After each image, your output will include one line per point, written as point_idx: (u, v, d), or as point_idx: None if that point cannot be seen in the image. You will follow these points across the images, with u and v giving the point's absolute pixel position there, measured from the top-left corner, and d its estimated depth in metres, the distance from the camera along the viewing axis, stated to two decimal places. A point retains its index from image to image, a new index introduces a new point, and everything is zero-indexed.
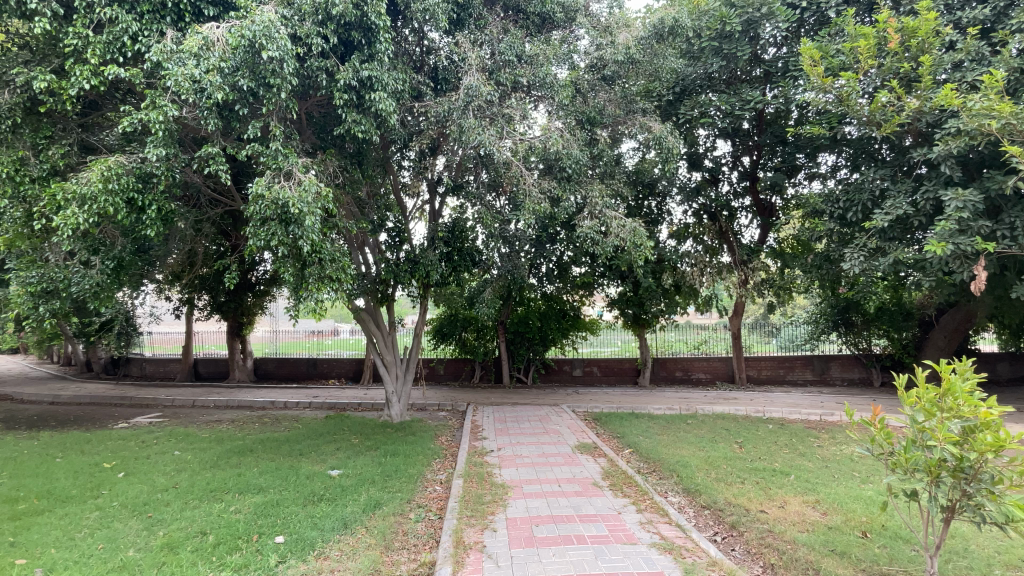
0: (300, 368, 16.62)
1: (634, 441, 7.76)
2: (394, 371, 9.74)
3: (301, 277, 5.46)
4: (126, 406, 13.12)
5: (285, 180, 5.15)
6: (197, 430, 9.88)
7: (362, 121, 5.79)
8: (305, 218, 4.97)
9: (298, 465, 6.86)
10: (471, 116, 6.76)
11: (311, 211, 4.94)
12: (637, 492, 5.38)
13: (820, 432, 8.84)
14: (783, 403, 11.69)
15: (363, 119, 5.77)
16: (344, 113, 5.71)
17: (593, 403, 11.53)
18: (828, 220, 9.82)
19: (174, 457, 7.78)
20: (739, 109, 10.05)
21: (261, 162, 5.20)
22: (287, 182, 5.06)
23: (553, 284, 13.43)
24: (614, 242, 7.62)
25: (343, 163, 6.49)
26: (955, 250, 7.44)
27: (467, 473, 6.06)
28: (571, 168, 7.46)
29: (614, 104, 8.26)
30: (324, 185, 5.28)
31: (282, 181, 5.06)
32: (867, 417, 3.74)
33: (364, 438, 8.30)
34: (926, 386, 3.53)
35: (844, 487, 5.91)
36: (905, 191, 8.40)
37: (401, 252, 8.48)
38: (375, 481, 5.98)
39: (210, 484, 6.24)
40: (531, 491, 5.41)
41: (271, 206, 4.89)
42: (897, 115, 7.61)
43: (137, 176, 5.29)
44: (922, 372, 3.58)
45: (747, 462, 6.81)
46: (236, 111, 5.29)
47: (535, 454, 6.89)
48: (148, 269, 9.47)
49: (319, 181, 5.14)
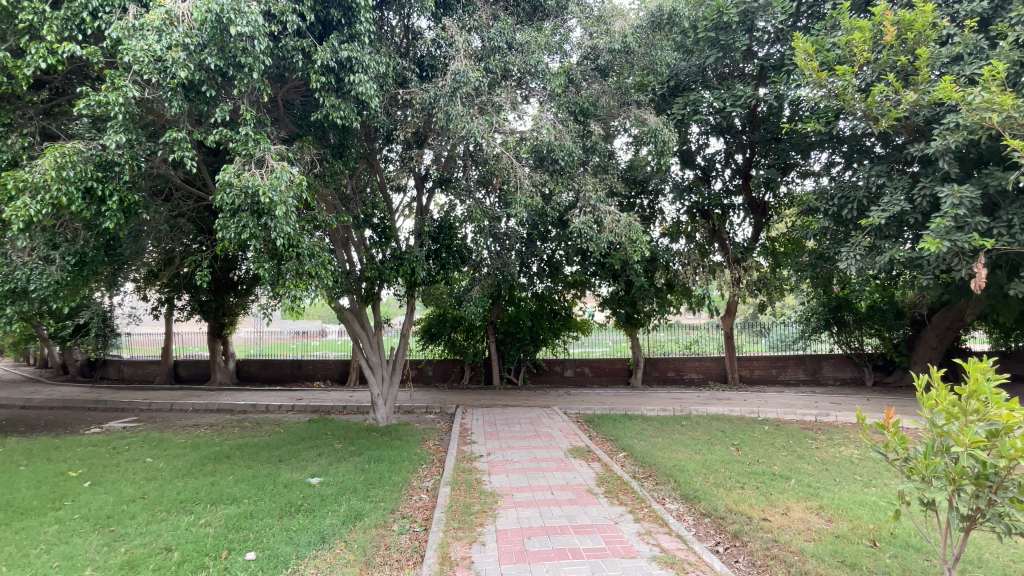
0: (285, 369, 16.22)
1: (629, 444, 7.49)
2: (379, 373, 9.35)
3: (278, 274, 5.13)
4: (101, 410, 12.65)
5: (256, 168, 4.79)
6: (173, 435, 9.47)
7: (341, 106, 5.46)
8: (277, 208, 4.61)
9: (276, 473, 6.52)
10: (458, 103, 6.44)
11: (282, 200, 4.58)
12: (635, 499, 5.10)
13: (816, 433, 8.64)
14: (778, 403, 11.50)
15: (342, 104, 5.44)
16: (321, 98, 5.39)
17: (586, 404, 11.26)
18: (822, 216, 9.63)
19: (147, 464, 7.41)
20: (732, 105, 9.90)
21: (230, 147, 4.85)
22: (258, 170, 4.70)
23: (544, 283, 13.06)
24: (609, 238, 7.37)
25: (323, 152, 6.14)
26: (952, 247, 7.26)
27: (455, 480, 5.75)
28: (563, 161, 7.19)
29: (608, 95, 8.00)
30: (297, 173, 4.91)
31: (253, 169, 4.70)
32: (882, 419, 3.48)
33: (347, 443, 7.95)
34: (945, 386, 3.31)
35: (847, 491, 5.68)
36: (901, 187, 8.19)
37: (386, 250, 8.10)
38: (356, 490, 5.64)
39: (182, 494, 5.89)
40: (522, 499, 5.11)
41: (239, 195, 4.52)
42: (894, 109, 7.36)
43: (95, 164, 4.97)
44: (942, 372, 3.33)
45: (746, 466, 6.56)
46: (204, 93, 4.92)
47: (526, 459, 6.57)
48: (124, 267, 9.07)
49: (293, 168, 4.77)
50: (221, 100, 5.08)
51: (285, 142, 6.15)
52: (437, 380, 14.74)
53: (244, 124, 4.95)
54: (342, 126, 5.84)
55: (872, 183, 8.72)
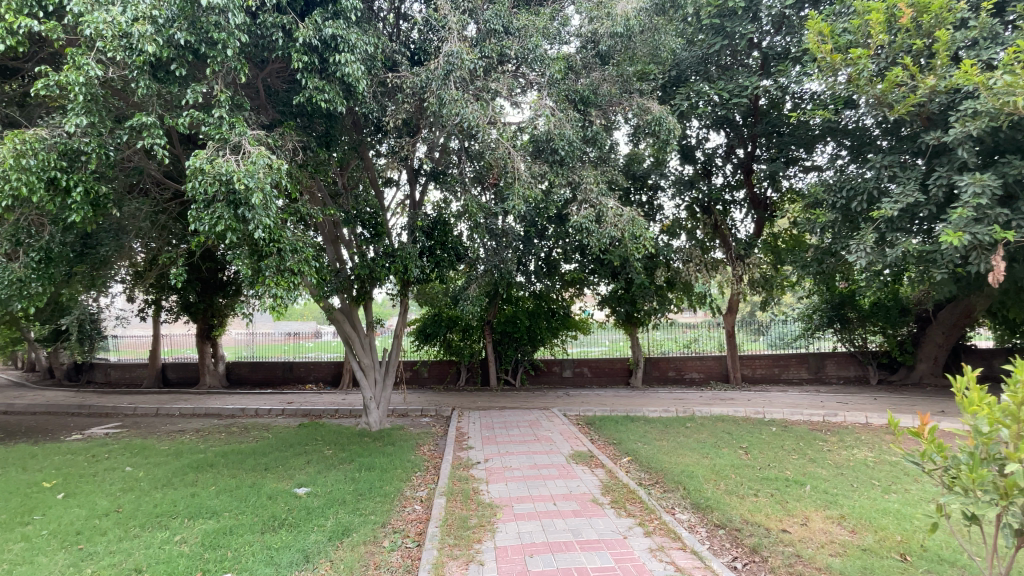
0: (277, 372, 15.75)
1: (633, 448, 7.14)
2: (372, 376, 8.97)
3: (258, 271, 4.75)
4: (85, 415, 12.21)
5: (231, 154, 4.43)
6: (157, 441, 9.07)
7: (325, 88, 5.09)
8: (253, 196, 4.23)
9: (261, 483, 6.15)
10: (451, 87, 6.08)
11: (259, 188, 4.21)
12: (644, 510, 4.75)
13: (826, 434, 8.32)
14: (784, 403, 11.18)
15: (326, 86, 5.08)
16: (303, 80, 5.01)
17: (586, 406, 10.91)
18: (830, 209, 9.28)
19: (126, 473, 7.03)
20: (736, 97, 9.59)
21: (203, 132, 4.47)
22: (233, 156, 4.34)
23: (542, 283, 12.67)
24: (610, 232, 7.00)
25: (306, 140, 5.76)
26: (971, 240, 6.97)
27: (450, 490, 5.38)
28: (563, 150, 6.84)
29: (609, 83, 7.65)
30: (276, 159, 4.53)
31: (228, 154, 4.33)
32: (915, 426, 3.06)
33: (338, 449, 7.57)
34: (979, 385, 2.84)
35: (866, 498, 5.34)
36: (914, 178, 7.88)
37: (377, 247, 7.62)
38: (345, 502, 5.27)
39: (159, 507, 5.53)
40: (523, 511, 4.76)
41: (212, 182, 4.16)
42: (912, 95, 7.10)
43: (59, 153, 4.56)
44: (977, 372, 2.95)
45: (757, 471, 6.21)
46: (174, 73, 4.56)
47: (526, 466, 6.21)
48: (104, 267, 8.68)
49: (272, 153, 4.41)
50: (193, 81, 4.74)
51: (266, 129, 5.77)
52: (433, 381, 14.37)
53: (218, 107, 4.59)
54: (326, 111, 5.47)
55: (883, 174, 8.37)
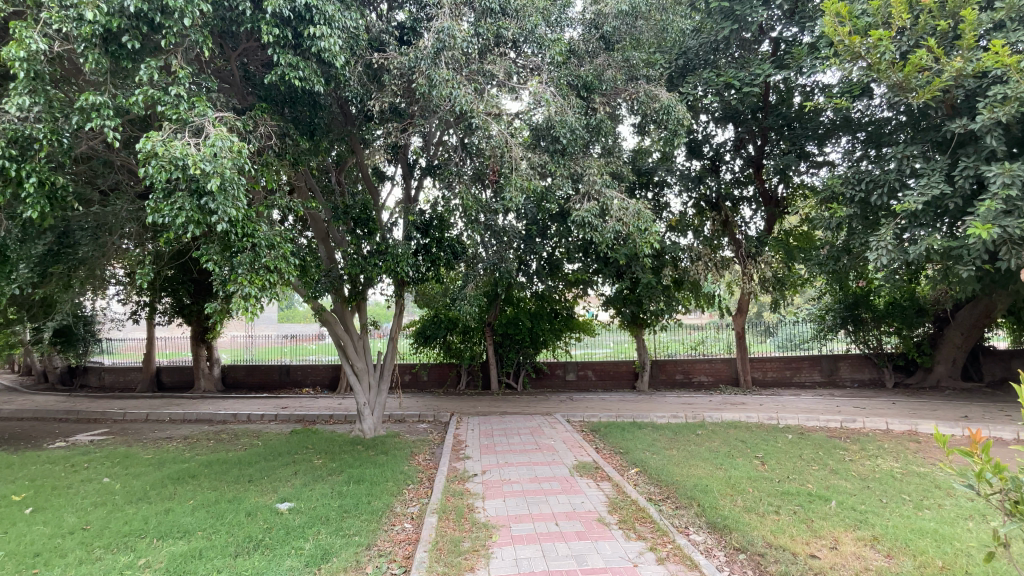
0: (274, 375, 15.37)
1: (641, 458, 6.68)
2: (366, 381, 8.50)
3: (230, 268, 4.34)
4: (72, 421, 11.83)
5: (192, 137, 4.06)
6: (141, 450, 8.67)
7: (299, 65, 4.73)
8: (213, 182, 3.81)
9: (242, 497, 5.72)
10: (442, 67, 5.70)
11: (217, 174, 3.79)
12: (655, 532, 4.29)
13: (846, 442, 7.83)
14: (798, 408, 10.67)
15: (301, 63, 4.72)
16: (276, 56, 4.67)
17: (591, 411, 10.44)
18: (847, 203, 8.69)
19: (102, 485, 6.64)
20: (748, 85, 9.10)
21: (160, 112, 4.08)
22: (192, 139, 3.95)
23: (545, 283, 12.26)
24: (616, 228, 6.57)
25: (282, 126, 5.39)
26: (1002, 234, 6.51)
27: (442, 508, 4.93)
28: (564, 139, 6.43)
29: (614, 68, 7.25)
30: (242, 143, 4.13)
31: (187, 137, 3.94)
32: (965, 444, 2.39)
33: (328, 459, 7.15)
34: None
35: (899, 516, 4.87)
36: (940, 168, 7.38)
37: (370, 243, 7.19)
38: (327, 521, 4.83)
39: (128, 525, 5.12)
40: (521, 533, 4.31)
41: (167, 168, 3.74)
42: (937, 79, 6.56)
43: (8, 140, 4.20)
44: None
45: (775, 484, 5.74)
46: (126, 47, 4.23)
47: (526, 479, 5.75)
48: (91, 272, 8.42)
49: (234, 136, 4.02)
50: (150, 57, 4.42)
51: (239, 114, 5.44)
52: (433, 384, 13.94)
53: (177, 84, 4.22)
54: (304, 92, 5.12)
55: (906, 165, 7.85)
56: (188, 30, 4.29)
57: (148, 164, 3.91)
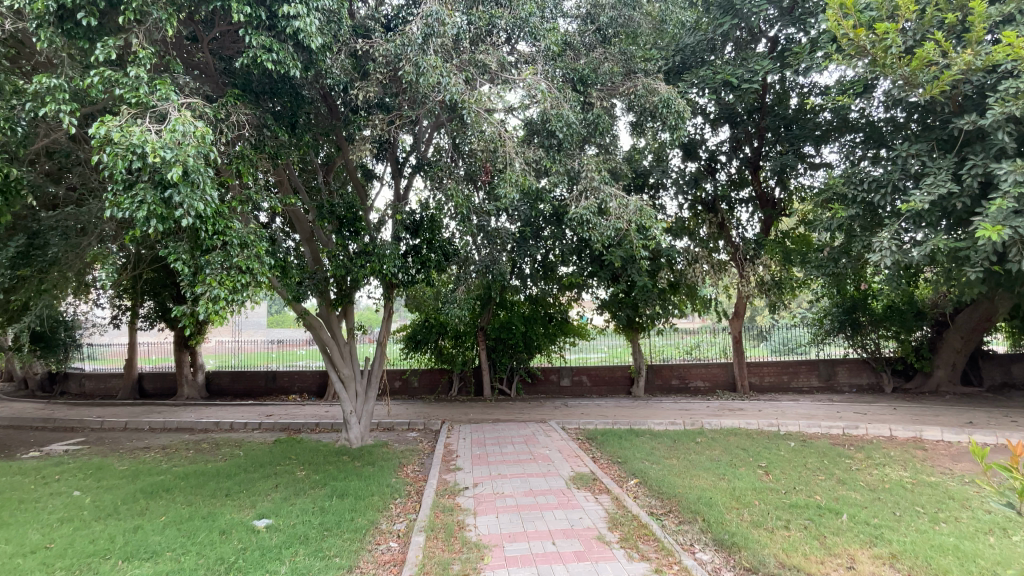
0: (260, 382, 14.95)
1: (640, 468, 6.38)
2: (352, 388, 8.16)
3: (200, 267, 4.09)
4: (48, 430, 11.38)
5: (154, 122, 3.84)
6: (116, 461, 8.25)
7: (274, 48, 4.49)
8: (172, 171, 3.54)
9: (218, 513, 5.36)
10: (430, 54, 5.44)
11: (178, 161, 3.53)
12: (661, 551, 4.00)
13: (851, 449, 7.56)
14: (798, 414, 10.39)
15: (275, 45, 4.49)
16: (248, 39, 4.43)
17: (586, 418, 10.12)
18: (850, 204, 8.44)
19: (71, 499, 6.24)
20: (746, 80, 8.83)
21: (118, 94, 3.85)
22: (151, 124, 3.70)
23: (538, 286, 11.93)
24: (614, 227, 6.28)
25: (259, 116, 5.11)
26: (1014, 235, 6.28)
27: (431, 525, 4.61)
28: (560, 134, 6.19)
29: (611, 61, 7.04)
30: (206, 128, 3.86)
31: (146, 122, 3.70)
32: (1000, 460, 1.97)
33: (311, 471, 6.79)
34: None
35: (915, 530, 4.59)
36: (947, 167, 7.16)
37: (356, 244, 6.84)
38: (306, 540, 4.49)
39: (93, 545, 4.74)
40: (515, 554, 3.99)
41: (124, 155, 3.48)
42: (945, 73, 6.35)
43: None
44: None
45: (783, 496, 5.45)
46: (83, 24, 4.06)
47: (520, 493, 5.44)
48: (66, 281, 8.09)
49: (198, 121, 3.77)
50: (109, 33, 4.20)
51: (210, 102, 5.17)
52: (424, 391, 13.60)
53: (138, 65, 4.00)
54: (280, 76, 4.90)
55: (910, 164, 7.63)
56: (151, 7, 4.06)
57: (104, 151, 3.67)
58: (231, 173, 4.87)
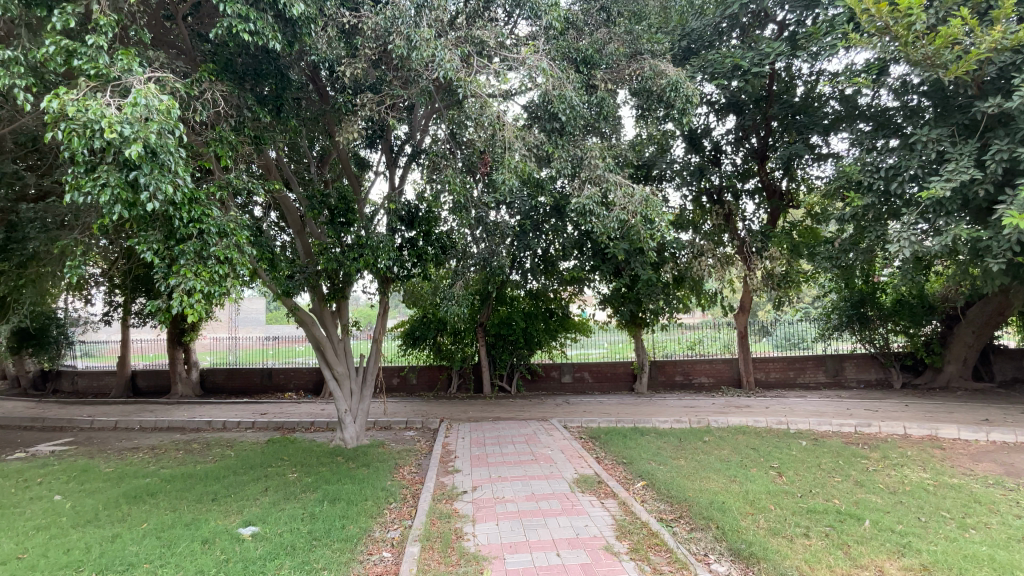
0: (255, 379, 14.65)
1: (648, 470, 6.08)
2: (347, 386, 7.85)
3: (173, 259, 3.78)
4: (37, 429, 11.09)
5: (117, 95, 3.61)
6: (103, 462, 7.95)
7: (252, 19, 4.21)
8: (132, 150, 3.26)
9: (202, 520, 5.06)
10: (423, 28, 5.14)
11: (138, 139, 3.27)
12: (674, 564, 3.70)
13: (866, 449, 7.26)
14: (807, 411, 10.08)
15: (252, 14, 4.20)
16: (224, 8, 4.16)
17: (588, 416, 9.82)
18: (865, 192, 8.08)
19: (51, 504, 5.95)
20: (755, 63, 8.48)
21: (77, 66, 3.62)
22: (111, 99, 3.44)
23: (539, 281, 11.62)
24: (619, 216, 5.95)
25: (240, 96, 4.82)
26: None
27: (427, 534, 4.31)
28: (563, 116, 5.86)
29: (616, 41, 6.74)
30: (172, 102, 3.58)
31: (105, 97, 3.43)
32: None
33: (303, 473, 6.49)
34: None
35: (944, 538, 4.29)
36: (969, 152, 6.82)
37: (349, 235, 6.51)
38: (293, 551, 4.19)
39: (67, 555, 4.44)
40: (517, 567, 3.70)
41: (84, 134, 3.24)
42: (971, 52, 6.01)
43: None
44: None
45: (800, 500, 5.15)
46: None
47: (522, 497, 5.14)
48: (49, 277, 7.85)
49: (162, 94, 3.51)
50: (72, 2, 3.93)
51: (186, 79, 4.89)
52: (423, 388, 13.32)
53: (99, 35, 3.77)
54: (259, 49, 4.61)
55: (929, 150, 7.29)
56: None
57: (61, 128, 3.39)
58: (210, 157, 4.57)
